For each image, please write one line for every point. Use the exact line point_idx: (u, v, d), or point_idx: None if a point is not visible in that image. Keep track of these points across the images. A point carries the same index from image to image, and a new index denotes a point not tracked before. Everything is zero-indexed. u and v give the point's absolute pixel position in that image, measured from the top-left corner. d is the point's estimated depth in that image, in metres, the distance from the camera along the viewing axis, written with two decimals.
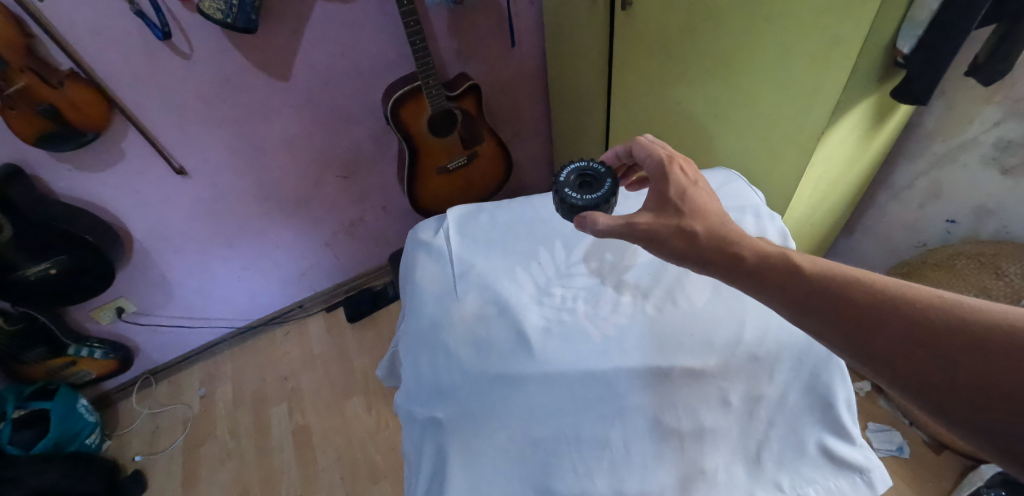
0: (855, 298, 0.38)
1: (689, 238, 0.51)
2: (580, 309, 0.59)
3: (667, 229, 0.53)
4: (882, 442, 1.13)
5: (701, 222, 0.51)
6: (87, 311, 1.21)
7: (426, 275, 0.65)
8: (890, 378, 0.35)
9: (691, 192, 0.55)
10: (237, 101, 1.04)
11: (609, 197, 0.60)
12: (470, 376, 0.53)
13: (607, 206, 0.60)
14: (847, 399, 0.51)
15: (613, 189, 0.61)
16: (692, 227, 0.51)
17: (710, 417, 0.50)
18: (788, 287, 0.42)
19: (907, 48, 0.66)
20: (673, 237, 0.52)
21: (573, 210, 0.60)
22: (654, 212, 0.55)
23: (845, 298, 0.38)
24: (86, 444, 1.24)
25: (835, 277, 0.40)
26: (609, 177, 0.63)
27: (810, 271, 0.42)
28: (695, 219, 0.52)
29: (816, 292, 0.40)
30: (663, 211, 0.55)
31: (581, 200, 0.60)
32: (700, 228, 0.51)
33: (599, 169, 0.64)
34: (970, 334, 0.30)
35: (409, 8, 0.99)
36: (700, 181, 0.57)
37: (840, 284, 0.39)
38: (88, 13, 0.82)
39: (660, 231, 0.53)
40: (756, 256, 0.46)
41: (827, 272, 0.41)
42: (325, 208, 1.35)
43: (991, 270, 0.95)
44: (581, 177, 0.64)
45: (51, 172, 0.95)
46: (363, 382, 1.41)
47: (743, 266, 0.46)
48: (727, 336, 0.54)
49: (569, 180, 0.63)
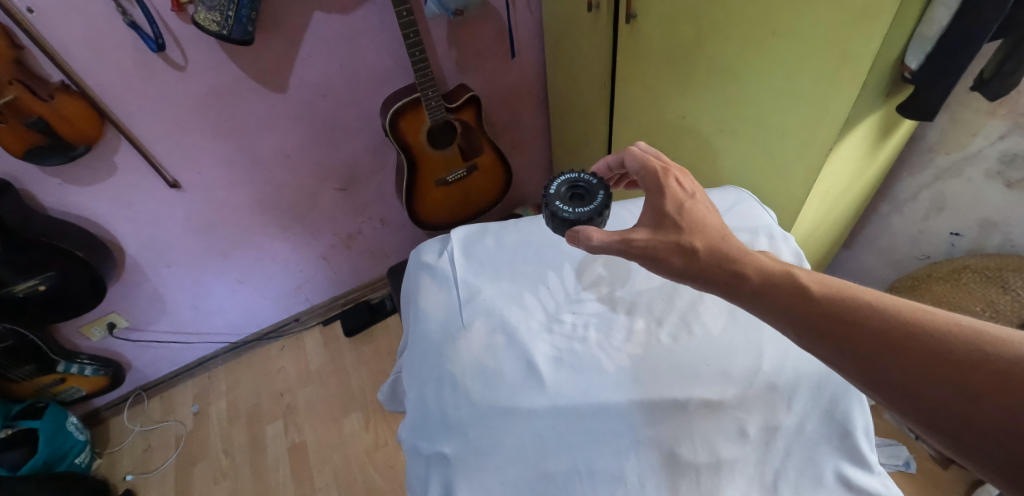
0: (869, 322, 0.37)
1: (689, 256, 0.49)
2: (591, 338, 0.57)
3: (665, 246, 0.50)
4: (889, 457, 1.10)
5: (700, 237, 0.49)
6: (77, 327, 1.17)
7: (430, 300, 0.63)
8: (905, 406, 0.34)
9: (689, 205, 0.52)
10: (233, 114, 1.02)
11: (602, 210, 0.57)
12: (477, 410, 0.51)
13: (600, 220, 0.58)
14: (865, 426, 0.49)
15: (606, 201, 0.58)
16: (691, 244, 0.49)
17: (727, 449, 0.48)
18: (797, 309, 0.41)
19: (915, 63, 0.64)
20: (672, 254, 0.50)
21: (565, 224, 0.57)
22: (651, 228, 0.53)
23: (856, 323, 0.37)
24: (75, 464, 1.21)
25: (846, 300, 0.39)
26: (602, 188, 0.60)
27: (817, 293, 0.40)
28: (694, 234, 0.50)
29: (830, 317, 0.39)
30: (660, 227, 0.52)
31: (572, 213, 0.57)
32: (700, 245, 0.48)
33: (591, 180, 0.61)
34: (992, 370, 0.30)
35: (408, 19, 0.97)
36: (697, 193, 0.54)
37: (849, 307, 0.38)
38: (81, 25, 0.80)
39: (657, 249, 0.51)
40: (760, 275, 0.44)
41: (836, 294, 0.40)
42: (323, 220, 1.33)
43: (997, 285, 0.93)
44: (573, 189, 0.61)
45: (41, 187, 0.93)
46: (362, 398, 1.38)
47: (748, 287, 0.44)
48: (744, 365, 0.53)
49: (560, 192, 0.60)
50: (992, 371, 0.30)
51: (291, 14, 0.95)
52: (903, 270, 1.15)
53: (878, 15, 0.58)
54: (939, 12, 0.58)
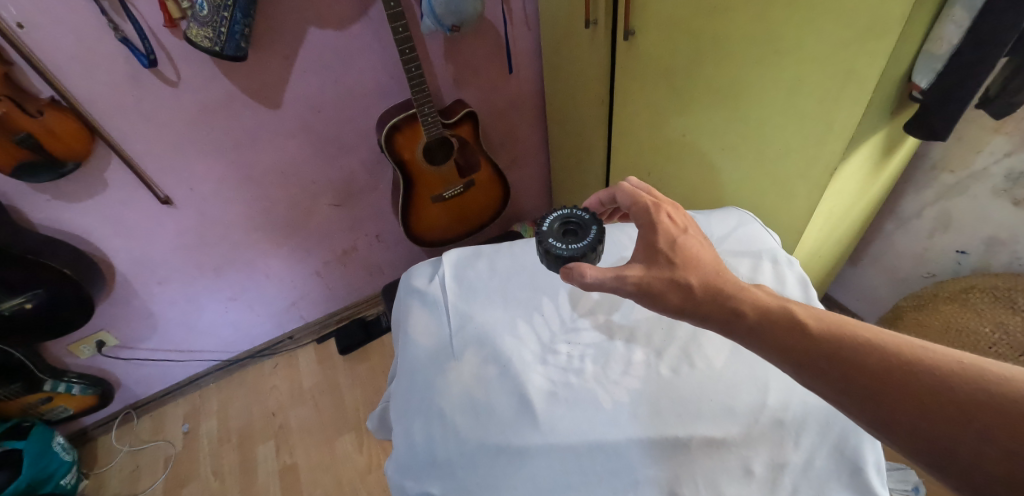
0: (868, 361, 0.35)
1: (684, 292, 0.46)
2: (589, 370, 0.55)
3: (660, 282, 0.48)
4: (898, 482, 1.03)
5: (695, 273, 0.47)
6: (64, 346, 1.14)
7: (420, 328, 0.61)
8: (914, 450, 0.32)
9: (682, 240, 0.50)
10: (226, 129, 1.01)
11: (595, 246, 0.55)
12: (469, 449, 0.49)
13: (594, 255, 0.55)
14: (878, 462, 0.46)
15: (599, 236, 0.56)
16: (686, 280, 0.47)
17: (732, 491, 0.45)
18: (794, 346, 0.38)
19: (924, 82, 0.62)
20: (668, 291, 0.47)
21: (559, 262, 0.54)
22: (644, 263, 0.50)
23: (853, 360, 0.36)
24: (61, 485, 1.17)
25: (844, 337, 0.37)
26: (595, 224, 0.58)
27: (816, 330, 0.38)
28: (688, 270, 0.47)
29: (828, 356, 0.37)
30: (653, 262, 0.49)
31: (567, 250, 0.54)
32: (695, 281, 0.46)
33: (583, 215, 0.59)
34: (1000, 409, 0.29)
35: (405, 35, 0.96)
36: (690, 227, 0.52)
37: (847, 345, 0.36)
38: (72, 40, 0.79)
39: (653, 285, 0.48)
40: (755, 309, 0.42)
41: (833, 330, 0.38)
42: (317, 237, 1.31)
43: (1006, 305, 0.90)
44: (565, 226, 0.58)
45: (29, 204, 0.90)
46: (355, 418, 1.35)
47: (744, 323, 0.42)
48: (749, 401, 0.50)
49: (552, 228, 0.58)
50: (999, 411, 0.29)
51: (286, 28, 0.94)
52: (909, 287, 1.12)
53: (885, 33, 0.56)
54: (949, 30, 0.56)
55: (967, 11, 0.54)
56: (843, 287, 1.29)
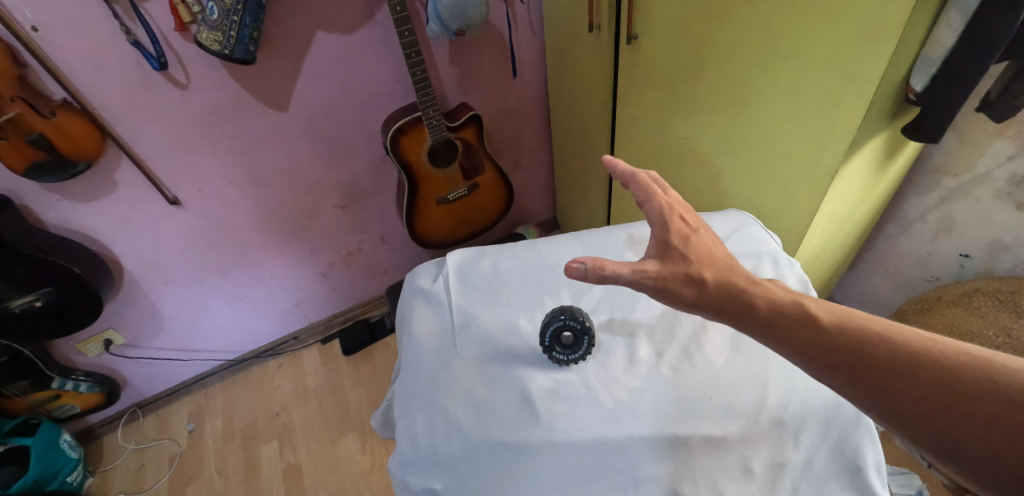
0: (879, 355, 0.36)
1: (697, 287, 0.45)
2: (590, 369, 0.55)
3: (675, 277, 0.45)
4: (901, 486, 1.02)
5: (710, 268, 0.46)
6: (73, 344, 1.16)
7: (424, 326, 0.62)
8: (922, 441, 0.33)
9: (694, 239, 0.49)
10: (234, 131, 1.02)
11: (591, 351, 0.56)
12: (475, 444, 0.50)
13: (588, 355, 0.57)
14: (877, 462, 0.46)
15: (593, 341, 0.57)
16: (700, 274, 0.45)
17: (732, 490, 0.46)
18: (805, 341, 0.39)
19: (919, 85, 0.62)
20: (683, 285, 0.45)
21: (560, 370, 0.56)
22: (658, 258, 0.47)
23: (864, 353, 0.36)
24: (66, 482, 1.18)
25: (854, 330, 0.38)
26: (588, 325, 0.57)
27: (827, 322, 0.39)
28: (703, 264, 0.46)
29: (837, 350, 0.37)
30: (667, 257, 0.47)
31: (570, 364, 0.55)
32: (709, 275, 0.45)
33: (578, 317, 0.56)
34: (1003, 400, 0.31)
35: (410, 38, 0.97)
36: (701, 228, 0.51)
37: (859, 339, 0.37)
38: (83, 43, 0.80)
39: (668, 281, 0.45)
40: (768, 305, 0.42)
41: (848, 324, 0.38)
42: (323, 238, 1.32)
43: (1008, 308, 0.88)
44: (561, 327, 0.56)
45: (41, 203, 0.92)
46: (358, 418, 1.36)
47: (756, 318, 0.42)
48: (750, 399, 0.51)
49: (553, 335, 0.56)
50: (1006, 403, 0.30)
51: (293, 32, 0.95)
52: (912, 291, 1.12)
53: (885, 36, 0.56)
54: (945, 33, 0.56)
55: (962, 15, 0.54)
56: (845, 291, 1.29)
